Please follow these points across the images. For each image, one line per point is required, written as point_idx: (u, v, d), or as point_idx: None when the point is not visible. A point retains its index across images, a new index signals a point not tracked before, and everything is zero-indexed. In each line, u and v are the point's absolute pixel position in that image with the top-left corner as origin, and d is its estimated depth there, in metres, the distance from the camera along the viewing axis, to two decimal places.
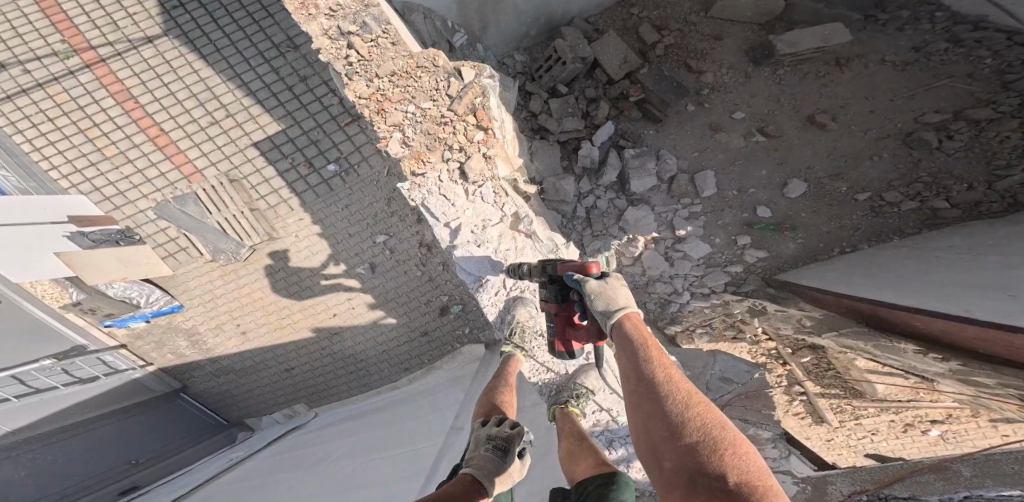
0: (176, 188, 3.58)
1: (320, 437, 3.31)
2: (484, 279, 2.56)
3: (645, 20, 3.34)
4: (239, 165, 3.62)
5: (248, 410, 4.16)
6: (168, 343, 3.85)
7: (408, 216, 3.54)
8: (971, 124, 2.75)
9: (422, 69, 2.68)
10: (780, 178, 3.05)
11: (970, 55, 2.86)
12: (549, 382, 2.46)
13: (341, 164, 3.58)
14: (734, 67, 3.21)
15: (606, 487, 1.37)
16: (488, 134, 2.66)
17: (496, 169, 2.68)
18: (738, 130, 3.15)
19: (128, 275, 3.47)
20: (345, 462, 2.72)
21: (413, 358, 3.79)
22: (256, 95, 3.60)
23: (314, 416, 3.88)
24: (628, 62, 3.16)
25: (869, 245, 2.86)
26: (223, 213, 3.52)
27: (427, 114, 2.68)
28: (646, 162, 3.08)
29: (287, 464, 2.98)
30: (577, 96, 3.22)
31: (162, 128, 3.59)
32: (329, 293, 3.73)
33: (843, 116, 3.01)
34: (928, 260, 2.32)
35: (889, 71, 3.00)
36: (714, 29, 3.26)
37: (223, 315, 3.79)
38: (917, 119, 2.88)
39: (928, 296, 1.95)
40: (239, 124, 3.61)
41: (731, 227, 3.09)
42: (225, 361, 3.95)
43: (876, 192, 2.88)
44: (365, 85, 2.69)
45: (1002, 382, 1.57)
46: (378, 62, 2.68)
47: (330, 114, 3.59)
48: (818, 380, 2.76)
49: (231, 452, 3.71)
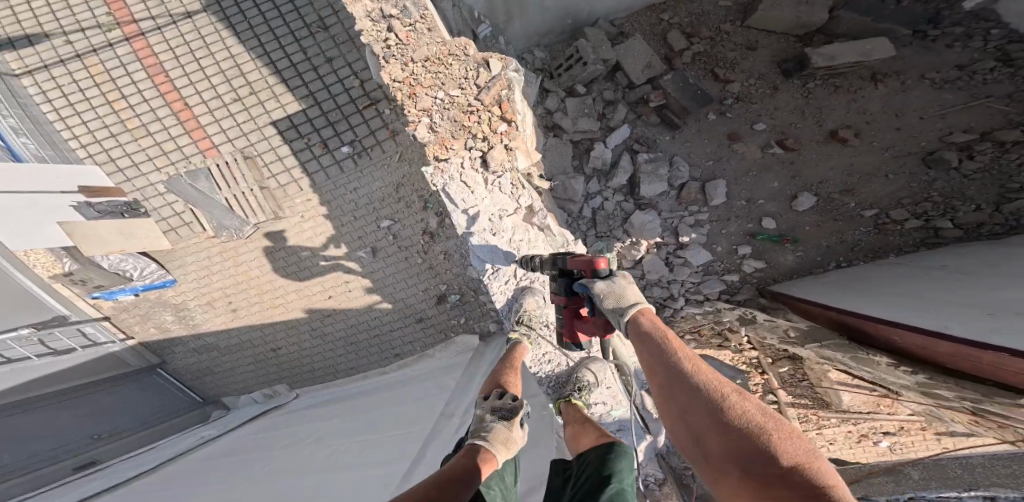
0: (190, 162, 3.50)
1: (305, 417, 3.27)
2: (496, 267, 2.53)
3: (675, 26, 3.31)
4: (256, 142, 3.53)
5: (226, 389, 4.10)
6: (154, 317, 3.81)
7: (415, 203, 3.40)
8: (996, 145, 2.76)
9: (454, 57, 2.58)
10: (791, 191, 3.07)
11: (1017, 75, 2.81)
12: (548, 374, 2.55)
13: (355, 146, 3.50)
14: (765, 78, 3.17)
15: (603, 457, 1.59)
16: (511, 126, 2.60)
17: (516, 161, 2.65)
18: (757, 141, 3.14)
19: (127, 247, 3.33)
20: (342, 440, 2.73)
21: (405, 345, 3.76)
22: (282, 74, 3.50)
23: (295, 397, 3.84)
24: (652, 67, 3.12)
25: (864, 261, 2.94)
26: (233, 190, 3.42)
27: (455, 101, 2.59)
28: (660, 167, 3.03)
29: (266, 442, 2.97)
30: (595, 97, 3.18)
31: (187, 102, 3.51)
32: (327, 274, 3.67)
33: (868, 132, 3.00)
34: (922, 277, 2.38)
35: (927, 88, 2.95)
36: (748, 39, 3.22)
37: (216, 291, 3.73)
38: (943, 138, 2.87)
39: (928, 313, 1.93)
40: (261, 102, 3.51)
41: (734, 236, 3.12)
42: (206, 337, 3.89)
43: (882, 209, 2.92)
44: (399, 68, 2.59)
45: (961, 396, 1.70)
46: (414, 47, 2.58)
47: (349, 96, 3.48)
48: (790, 389, 2.87)
49: (204, 430, 3.60)
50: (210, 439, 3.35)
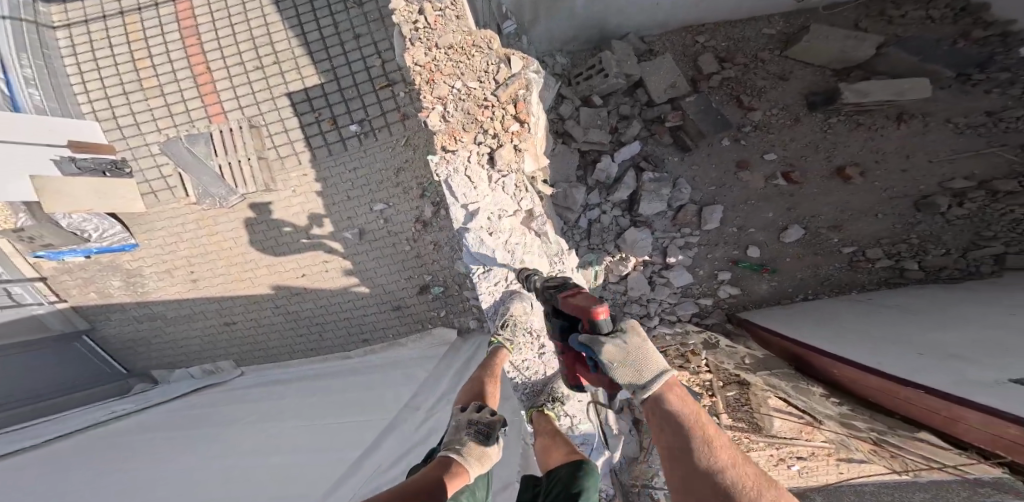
0: (194, 126, 3.43)
1: (259, 395, 3.26)
2: (488, 266, 2.44)
3: (710, 50, 3.22)
4: (266, 112, 3.41)
5: (157, 362, 3.92)
6: (99, 282, 3.70)
7: (413, 190, 3.26)
8: (988, 194, 2.78)
9: (477, 49, 2.48)
10: (782, 222, 3.11)
11: None
12: (527, 381, 2.45)
13: (364, 126, 3.33)
14: (788, 108, 3.09)
15: (574, 473, 1.60)
16: (523, 127, 2.50)
17: (523, 164, 2.54)
18: (762, 171, 3.12)
19: (94, 206, 3.23)
20: (293, 424, 2.78)
21: (377, 331, 3.61)
22: (309, 46, 3.33)
23: (238, 374, 3.73)
24: (675, 87, 3.08)
25: (829, 295, 3.10)
26: (229, 157, 3.31)
27: (472, 93, 2.48)
28: (662, 188, 3.03)
29: (194, 422, 3.03)
30: (610, 110, 3.15)
31: (210, 65, 3.41)
32: (307, 252, 3.52)
33: (874, 172, 2.98)
34: (889, 321, 2.47)
35: (949, 133, 2.85)
36: (782, 69, 3.11)
37: (179, 260, 3.61)
38: (942, 183, 2.86)
39: (895, 356, 2.02)
40: (282, 72, 3.37)
41: (717, 261, 3.20)
42: (152, 306, 3.75)
43: (860, 246, 3.03)
44: (423, 52, 2.47)
45: (871, 426, 1.96)
46: (441, 33, 2.47)
47: (368, 74, 3.30)
48: (731, 413, 2.98)
49: (137, 408, 3.37)
50: (152, 416, 3.20)
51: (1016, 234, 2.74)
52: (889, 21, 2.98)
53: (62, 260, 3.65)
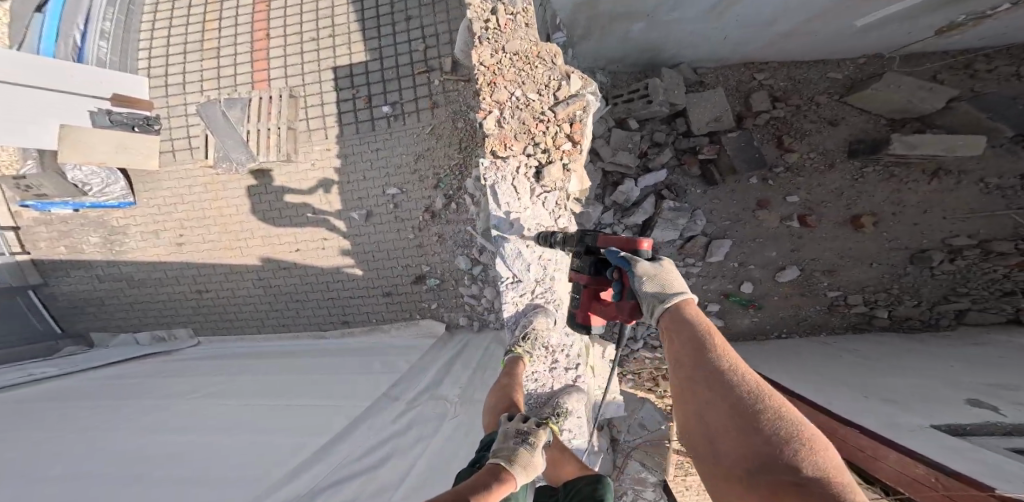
0: (238, 91, 3.33)
1: (218, 369, 3.16)
2: (520, 278, 2.38)
3: (766, 88, 3.12)
4: (308, 82, 3.30)
5: (107, 324, 3.73)
6: (74, 236, 3.51)
7: (429, 179, 3.20)
8: (982, 253, 2.92)
9: (542, 62, 2.36)
10: (781, 262, 3.21)
11: None
12: (534, 392, 2.42)
13: (395, 109, 3.22)
14: (826, 153, 3.07)
15: (592, 486, 1.61)
16: (575, 148, 2.40)
17: (568, 184, 2.44)
18: (779, 212, 3.16)
19: (106, 160, 3.10)
20: (260, 403, 2.68)
21: (360, 314, 3.53)
22: (365, 22, 3.25)
23: (192, 345, 3.63)
24: (720, 121, 3.03)
25: (802, 335, 3.28)
26: (260, 125, 3.15)
27: (530, 105, 2.36)
28: (679, 218, 3.09)
29: (132, 391, 2.90)
30: (644, 135, 3.12)
31: (270, 32, 3.34)
32: (308, 228, 3.41)
33: (887, 223, 3.05)
34: (878, 379, 2.56)
35: (976, 192, 2.89)
36: (834, 114, 3.06)
37: (172, 223, 3.46)
38: (945, 239, 2.97)
39: (901, 426, 2.04)
40: (334, 46, 3.28)
41: (711, 293, 3.30)
42: (121, 267, 3.58)
43: (844, 292, 3.18)
44: (489, 53, 2.36)
45: None
46: (509, 37, 2.37)
47: (410, 59, 3.19)
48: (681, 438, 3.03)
49: (92, 372, 3.20)
50: (107, 382, 3.06)
51: (985, 293, 2.96)
52: (971, 75, 2.84)
53: (44, 211, 3.46)
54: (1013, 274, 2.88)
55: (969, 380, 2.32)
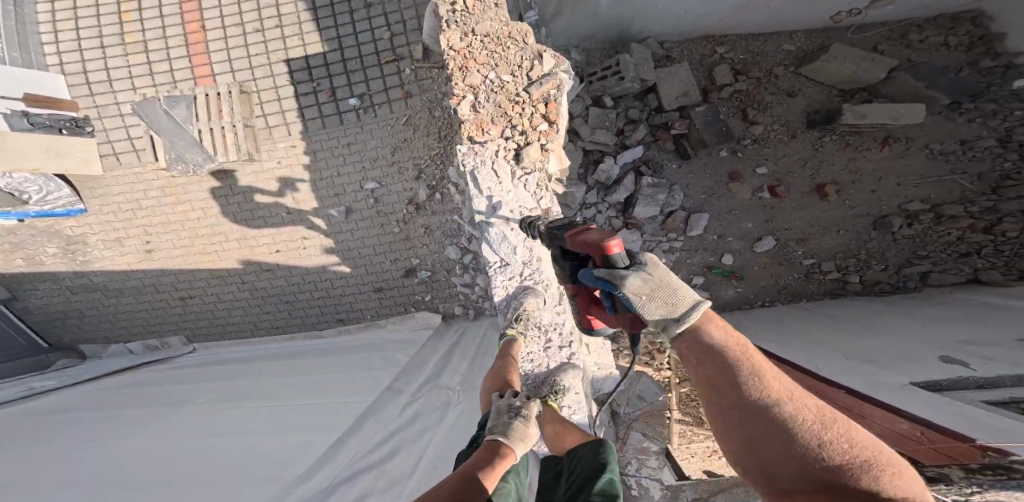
0: (178, 88, 3.13)
1: (212, 375, 3.08)
2: (508, 262, 2.28)
3: (727, 61, 3.07)
4: (259, 77, 3.13)
5: (92, 336, 3.62)
6: (30, 248, 3.34)
7: (408, 170, 3.11)
8: (936, 216, 2.97)
9: (513, 42, 2.27)
10: (757, 233, 3.20)
11: (1000, 157, 2.84)
12: (531, 374, 2.31)
13: (364, 100, 3.09)
14: (788, 124, 3.06)
15: (595, 451, 1.58)
16: (552, 127, 2.28)
17: (548, 164, 2.32)
18: (750, 184, 3.14)
19: (41, 166, 2.90)
20: (259, 406, 2.62)
21: (355, 311, 3.45)
22: (317, 11, 3.09)
23: (190, 351, 3.53)
24: (688, 95, 2.97)
25: (783, 303, 3.27)
26: (211, 123, 2.97)
27: (504, 87, 2.26)
28: (659, 193, 3.04)
29: (124, 402, 2.82)
30: (619, 113, 3.05)
31: (205, 24, 3.12)
32: (284, 227, 3.30)
33: (850, 191, 3.08)
34: (857, 343, 2.58)
35: (921, 157, 2.96)
36: (791, 85, 3.04)
37: (134, 229, 3.31)
38: (902, 205, 3.02)
39: (882, 386, 2.08)
40: (284, 37, 3.11)
41: (694, 266, 3.27)
42: (93, 277, 3.43)
43: (818, 260, 3.18)
44: (459, 37, 2.26)
45: None
46: (479, 18, 2.27)
47: (375, 48, 3.05)
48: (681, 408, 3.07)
49: (91, 383, 3.11)
50: (106, 391, 2.98)
51: (944, 255, 3.00)
52: (908, 44, 2.91)
53: None
54: (966, 237, 2.93)
55: (949, 340, 2.33)
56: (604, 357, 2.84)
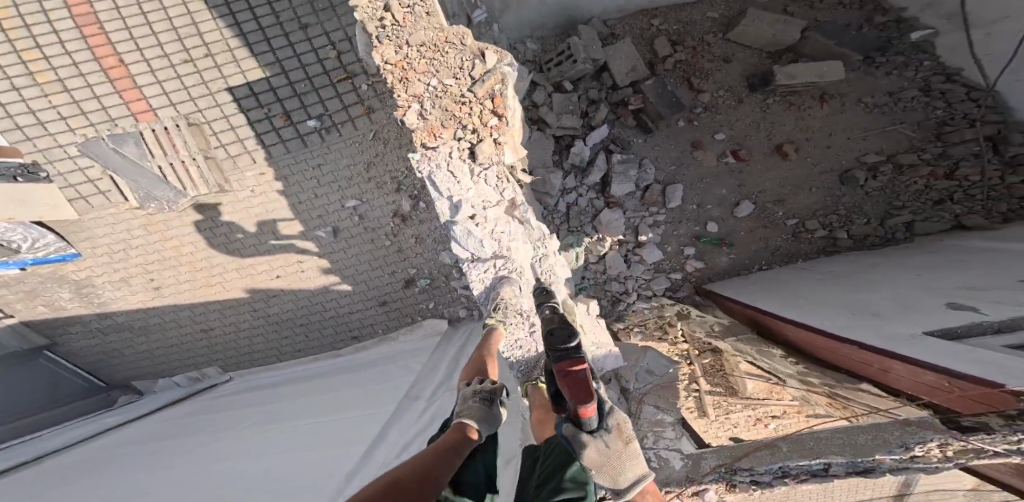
0: (117, 126, 3.10)
1: (244, 404, 3.09)
2: (479, 254, 2.30)
3: (664, 33, 3.21)
4: (205, 107, 3.15)
5: (139, 372, 3.77)
6: (45, 294, 3.45)
7: (386, 183, 3.18)
8: (895, 167, 3.03)
9: (451, 46, 2.27)
10: (734, 198, 3.20)
11: (929, 104, 3.01)
12: (522, 359, 2.28)
13: (324, 121, 3.15)
14: (732, 89, 3.18)
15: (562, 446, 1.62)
16: (502, 122, 2.31)
17: (504, 156, 2.36)
18: (714, 151, 3.19)
19: (15, 215, 2.93)
20: (293, 425, 2.61)
21: (365, 327, 3.53)
22: (246, 35, 3.09)
23: (228, 380, 3.64)
24: (636, 71, 3.04)
25: (780, 265, 3.21)
26: (167, 158, 3.07)
27: (448, 91, 2.29)
28: (630, 169, 3.05)
29: (168, 435, 2.83)
30: (580, 95, 3.09)
31: (123, 59, 3.06)
32: (278, 253, 3.39)
33: (806, 149, 3.14)
34: (848, 296, 2.57)
35: (859, 111, 3.10)
36: (725, 52, 3.18)
37: (134, 268, 3.41)
38: (858, 158, 3.09)
39: (881, 335, 2.06)
40: (218, 66, 3.12)
41: (682, 237, 3.25)
42: (115, 317, 3.56)
43: (800, 219, 3.15)
44: (392, 50, 2.28)
45: (823, 381, 2.32)
46: (411, 30, 2.27)
47: (322, 67, 3.10)
48: (709, 379, 3.11)
49: (128, 431, 3.06)
50: (148, 433, 2.93)
51: (921, 204, 3.00)
52: (812, 6, 3.19)
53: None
54: (933, 185, 2.96)
55: (947, 283, 2.29)
56: (603, 336, 2.84)
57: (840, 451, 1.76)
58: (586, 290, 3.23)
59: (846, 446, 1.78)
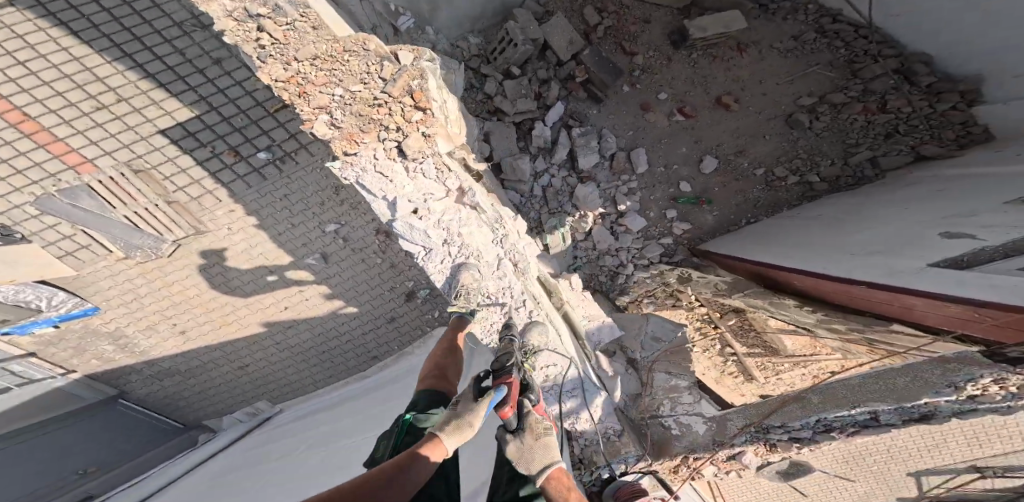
0: (55, 180, 2.72)
1: (305, 425, 2.92)
2: (429, 247, 2.42)
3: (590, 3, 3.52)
4: (144, 153, 2.85)
5: (208, 411, 3.76)
6: (90, 348, 3.37)
7: (363, 202, 3.17)
8: (831, 107, 3.35)
9: (349, 53, 2.67)
10: (696, 155, 3.44)
11: (830, 44, 3.44)
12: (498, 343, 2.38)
13: (275, 151, 3.04)
14: (659, 49, 3.53)
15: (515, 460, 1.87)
16: (427, 114, 2.56)
17: (437, 147, 2.53)
18: (663, 110, 3.48)
19: (17, 276, 2.77)
20: (353, 442, 2.41)
21: (382, 347, 3.55)
22: (154, 71, 2.70)
23: (280, 412, 3.49)
24: (574, 44, 3.34)
25: (767, 216, 3.36)
26: (131, 206, 2.91)
27: (357, 97, 2.64)
28: (591, 140, 3.33)
29: (251, 462, 2.60)
30: (530, 78, 3.36)
31: (17, 104, 2.55)
32: (278, 287, 3.35)
33: (744, 98, 3.46)
34: (818, 232, 2.65)
35: (775, 57, 3.49)
36: (644, 14, 3.55)
37: (154, 314, 3.34)
38: (795, 102, 3.42)
39: (865, 257, 2.11)
40: (135, 109, 2.75)
41: (661, 201, 3.42)
42: (162, 363, 3.54)
43: (767, 167, 3.38)
44: (281, 67, 2.63)
45: (848, 326, 2.14)
46: (296, 45, 2.64)
47: (256, 99, 2.88)
48: (744, 341, 3.16)
49: (218, 455, 2.93)
50: (218, 480, 2.42)
51: (873, 140, 3.27)
52: None
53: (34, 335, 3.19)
54: (873, 119, 3.27)
55: (928, 201, 2.32)
56: (593, 309, 2.93)
57: (882, 398, 1.99)
58: (581, 269, 3.32)
59: (888, 392, 1.98)
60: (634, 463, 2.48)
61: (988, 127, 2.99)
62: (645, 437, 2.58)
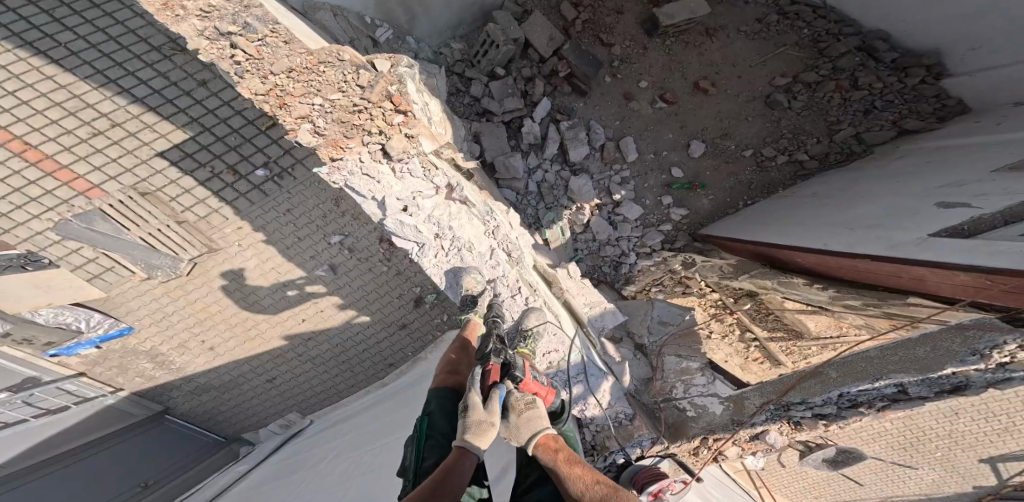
0: (72, 206, 3.03)
1: (328, 436, 3.06)
2: (422, 243, 2.59)
3: None
4: (148, 177, 3.11)
5: (241, 425, 3.85)
6: (133, 366, 3.52)
7: (363, 213, 3.31)
8: (806, 86, 3.37)
9: (325, 64, 2.96)
10: (684, 140, 3.47)
11: (793, 25, 3.47)
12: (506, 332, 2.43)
13: (271, 168, 3.22)
14: (636, 39, 3.56)
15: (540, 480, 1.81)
16: (407, 116, 2.90)
17: (420, 146, 2.80)
18: (646, 98, 3.52)
19: (53, 300, 3.04)
20: (365, 451, 2.55)
21: (397, 353, 3.64)
22: (153, 104, 3.08)
23: (309, 422, 3.59)
24: (554, 39, 3.42)
25: (765, 198, 3.36)
26: (144, 228, 3.09)
27: (337, 105, 2.98)
28: (579, 132, 3.39)
29: (284, 470, 2.79)
30: (515, 76, 3.46)
31: (42, 147, 2.97)
32: (301, 304, 3.49)
33: (720, 80, 3.48)
34: (805, 210, 2.66)
35: (744, 40, 3.50)
36: (617, 5, 3.58)
37: (183, 332, 3.47)
38: (771, 82, 3.42)
39: (859, 225, 2.09)
40: (138, 137, 3.08)
41: (655, 189, 3.45)
42: (197, 379, 3.65)
43: (755, 148, 3.39)
44: (259, 82, 2.97)
45: (865, 302, 1.92)
46: (271, 59, 2.94)
47: (245, 118, 3.17)
48: (764, 325, 2.89)
49: (262, 464, 3.10)
50: (259, 486, 2.63)
51: (856, 117, 3.26)
52: None
53: (82, 354, 3.41)
54: (849, 96, 3.29)
55: (920, 172, 2.28)
56: (593, 296, 2.89)
57: (904, 368, 1.92)
58: (582, 261, 3.35)
59: (909, 362, 1.90)
60: (649, 446, 2.53)
61: (962, 99, 3.01)
62: (658, 420, 2.65)
